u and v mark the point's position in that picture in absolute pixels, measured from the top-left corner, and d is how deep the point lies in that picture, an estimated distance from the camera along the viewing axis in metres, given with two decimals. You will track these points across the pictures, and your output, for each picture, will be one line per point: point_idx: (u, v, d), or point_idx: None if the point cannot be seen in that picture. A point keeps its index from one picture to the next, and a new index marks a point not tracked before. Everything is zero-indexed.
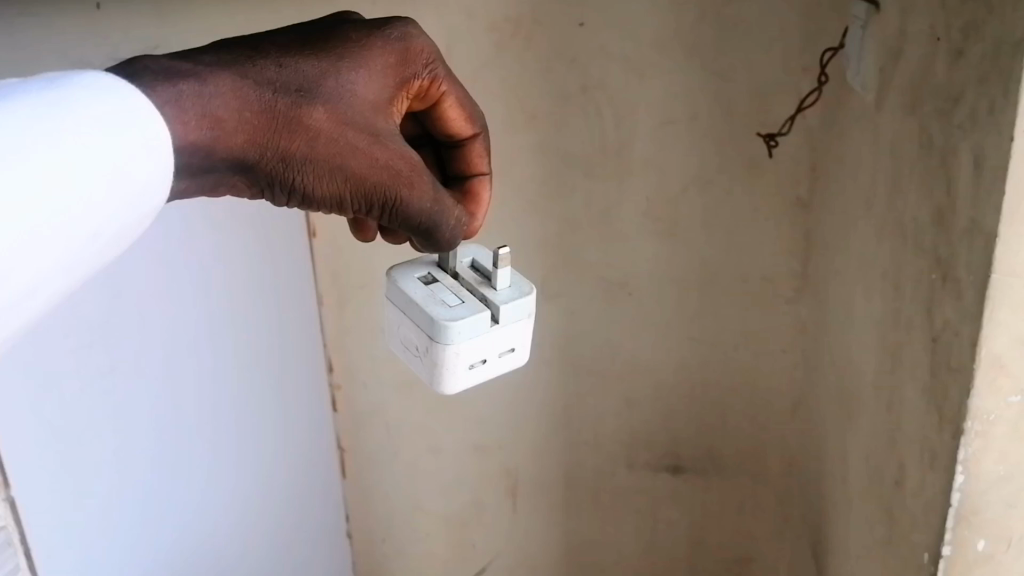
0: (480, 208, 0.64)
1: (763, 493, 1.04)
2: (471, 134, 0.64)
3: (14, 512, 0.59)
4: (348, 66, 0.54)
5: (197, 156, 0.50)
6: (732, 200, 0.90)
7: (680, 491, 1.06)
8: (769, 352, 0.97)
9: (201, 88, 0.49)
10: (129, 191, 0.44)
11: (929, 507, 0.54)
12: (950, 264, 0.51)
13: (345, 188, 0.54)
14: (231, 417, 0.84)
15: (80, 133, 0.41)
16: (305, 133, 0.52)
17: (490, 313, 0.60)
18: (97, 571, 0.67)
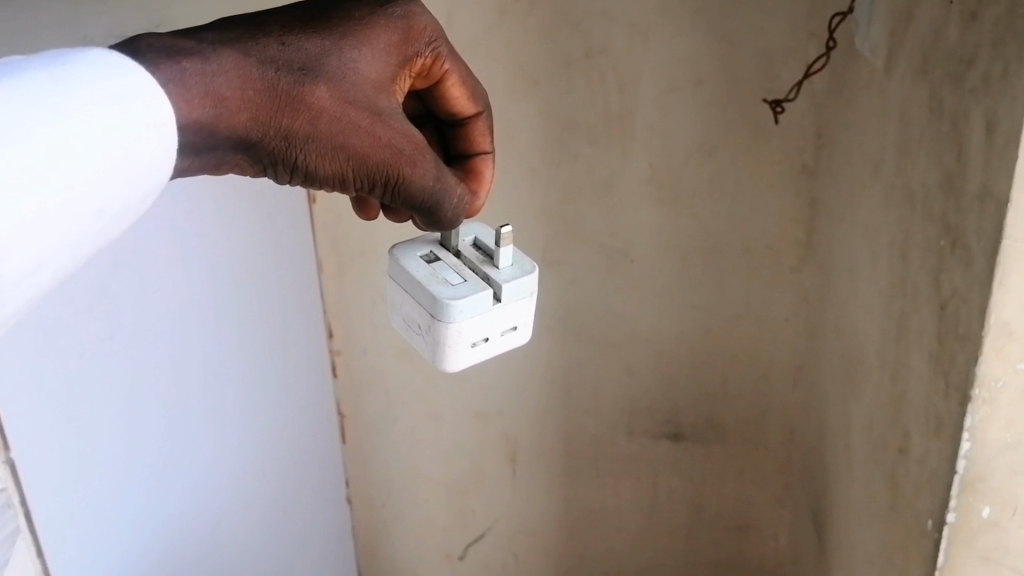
0: (483, 188, 0.63)
1: (763, 460, 1.04)
2: (474, 114, 0.62)
3: (14, 475, 0.58)
4: (351, 44, 0.53)
5: (200, 134, 0.49)
6: (736, 167, 0.89)
7: (680, 459, 1.06)
8: (772, 320, 0.96)
9: (204, 66, 0.48)
10: (131, 170, 0.43)
11: (933, 475, 0.54)
12: (959, 230, 0.51)
13: (348, 167, 0.53)
14: (233, 392, 0.84)
15: (80, 109, 0.40)
16: (307, 111, 0.51)
17: (492, 292, 0.60)
18: (102, 546, 0.67)
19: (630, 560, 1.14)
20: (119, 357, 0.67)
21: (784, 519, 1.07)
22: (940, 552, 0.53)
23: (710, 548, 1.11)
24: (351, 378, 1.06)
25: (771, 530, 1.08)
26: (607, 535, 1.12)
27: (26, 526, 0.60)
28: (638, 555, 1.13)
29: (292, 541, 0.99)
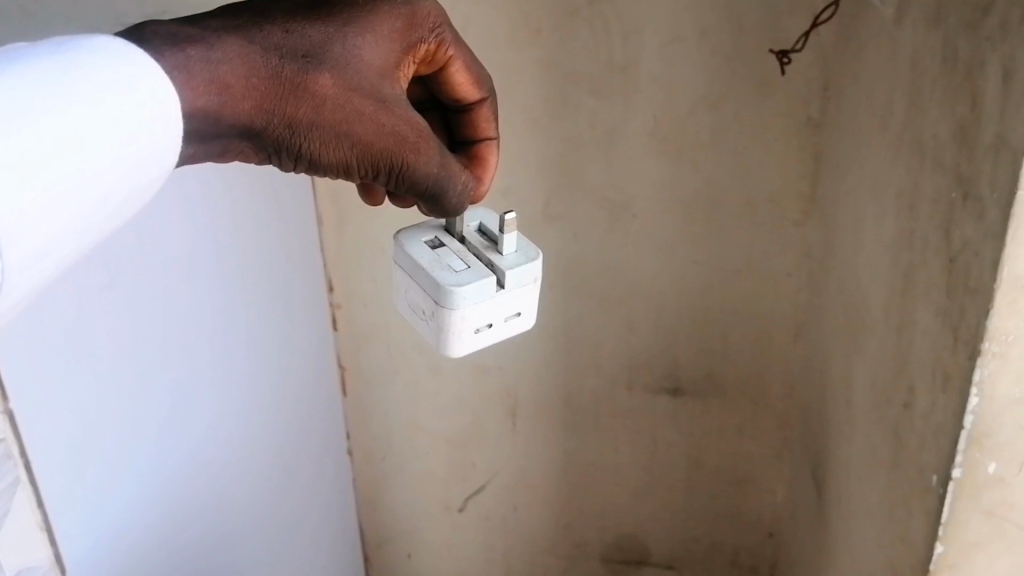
0: (489, 174, 0.62)
1: (762, 416, 1.04)
2: (478, 100, 0.61)
3: (14, 427, 0.54)
4: (355, 30, 0.52)
5: (206, 123, 0.47)
6: (741, 120, 0.88)
7: (680, 413, 1.06)
8: (774, 275, 0.96)
9: (209, 54, 0.47)
10: (134, 160, 0.41)
11: (940, 430, 0.53)
12: (972, 181, 0.49)
13: (352, 155, 0.53)
14: (241, 372, 0.82)
15: (84, 96, 0.38)
16: (312, 100, 0.50)
17: (496, 279, 0.58)
18: (113, 524, 0.65)
19: (629, 514, 1.14)
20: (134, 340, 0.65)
21: (782, 474, 1.07)
22: (945, 508, 0.53)
23: (708, 502, 1.12)
24: (351, 332, 1.06)
25: (769, 483, 1.09)
26: (606, 489, 1.13)
27: (33, 496, 0.56)
28: (637, 508, 1.14)
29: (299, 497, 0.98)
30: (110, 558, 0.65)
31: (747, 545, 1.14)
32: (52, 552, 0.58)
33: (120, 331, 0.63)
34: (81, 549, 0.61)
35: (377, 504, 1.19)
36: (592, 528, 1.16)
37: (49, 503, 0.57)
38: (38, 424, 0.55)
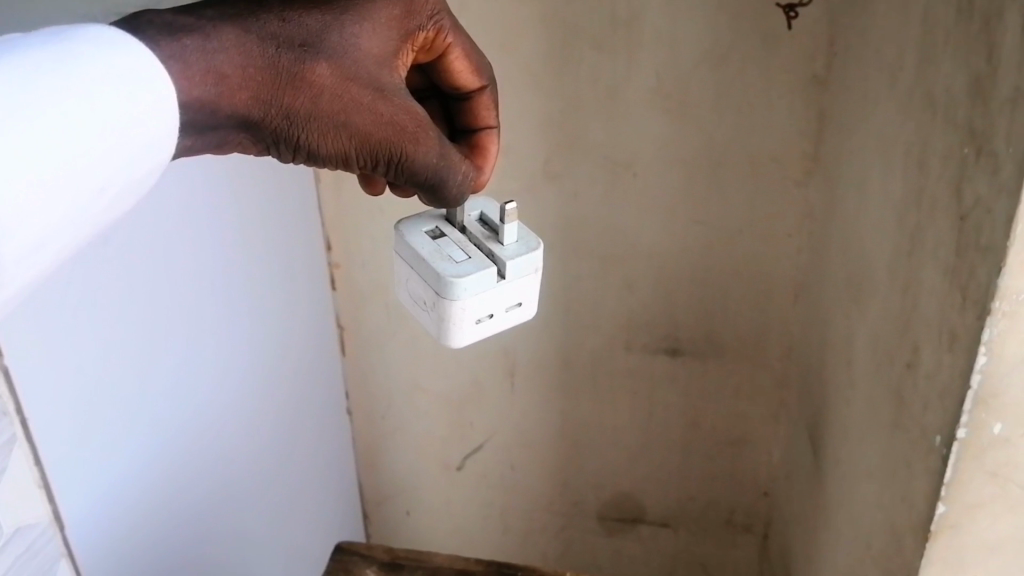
0: (489, 163, 0.62)
1: (760, 376, 1.04)
2: (479, 88, 0.61)
3: (9, 380, 0.52)
4: (352, 19, 0.52)
5: (203, 113, 0.48)
6: (745, 78, 0.86)
7: (678, 374, 1.06)
8: (775, 236, 0.95)
9: (206, 44, 0.47)
10: (133, 150, 0.42)
11: (946, 390, 0.53)
12: (986, 137, 0.48)
13: (350, 145, 0.54)
14: (242, 361, 0.82)
15: (78, 86, 0.39)
16: (309, 90, 0.51)
17: (497, 270, 0.59)
18: (112, 494, 0.64)
19: (626, 474, 1.15)
20: (133, 323, 0.64)
21: (779, 435, 1.08)
22: (947, 469, 0.53)
23: (705, 462, 1.12)
24: (349, 291, 1.05)
25: (766, 444, 1.09)
26: (604, 449, 1.13)
27: (30, 453, 0.54)
28: (634, 468, 1.14)
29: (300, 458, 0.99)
30: (107, 523, 0.64)
31: (742, 504, 1.14)
32: (51, 509, 0.57)
33: (117, 312, 0.62)
34: (81, 511, 0.60)
35: (376, 462, 1.20)
36: (589, 487, 1.17)
37: (46, 460, 0.56)
38: (34, 384, 0.54)
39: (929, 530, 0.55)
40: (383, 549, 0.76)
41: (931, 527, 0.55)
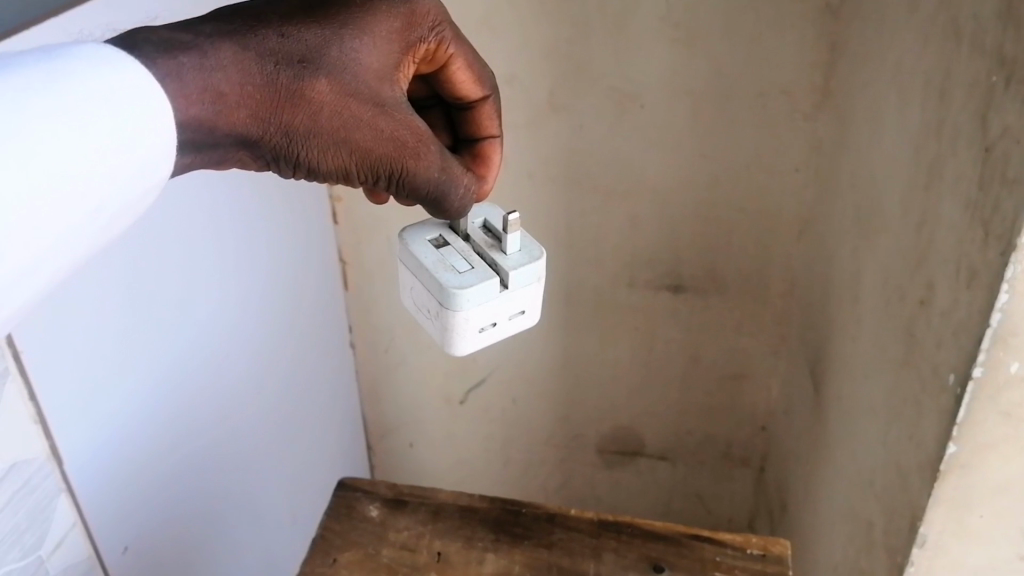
0: (492, 173, 0.62)
1: (762, 311, 1.03)
2: (480, 98, 0.61)
3: (14, 352, 0.49)
4: (352, 32, 0.51)
5: (201, 132, 0.47)
6: (757, 6, 0.83)
7: (679, 310, 1.05)
8: (781, 172, 0.93)
9: (204, 61, 0.46)
10: (112, 180, 0.40)
11: (963, 327, 0.52)
12: (1016, 64, 0.47)
13: (350, 161, 0.53)
14: (259, 362, 0.80)
15: (50, 120, 0.37)
16: (309, 107, 0.50)
17: (498, 281, 0.57)
18: (123, 452, 0.60)
19: (625, 408, 1.15)
20: (151, 309, 0.61)
21: (778, 371, 1.07)
22: (961, 409, 0.52)
23: (704, 397, 1.12)
24: (350, 227, 1.03)
25: (765, 378, 1.09)
26: (604, 383, 1.13)
27: (26, 388, 0.50)
28: (634, 402, 1.14)
29: (315, 413, 0.96)
30: (117, 480, 0.60)
31: (739, 438, 1.15)
32: (46, 445, 0.53)
33: (132, 296, 0.59)
34: (80, 447, 0.56)
35: (379, 397, 1.20)
36: (588, 420, 1.17)
37: (43, 398, 0.52)
38: (36, 334, 0.50)
39: (938, 470, 0.55)
40: (386, 486, 0.71)
41: (941, 467, 0.54)
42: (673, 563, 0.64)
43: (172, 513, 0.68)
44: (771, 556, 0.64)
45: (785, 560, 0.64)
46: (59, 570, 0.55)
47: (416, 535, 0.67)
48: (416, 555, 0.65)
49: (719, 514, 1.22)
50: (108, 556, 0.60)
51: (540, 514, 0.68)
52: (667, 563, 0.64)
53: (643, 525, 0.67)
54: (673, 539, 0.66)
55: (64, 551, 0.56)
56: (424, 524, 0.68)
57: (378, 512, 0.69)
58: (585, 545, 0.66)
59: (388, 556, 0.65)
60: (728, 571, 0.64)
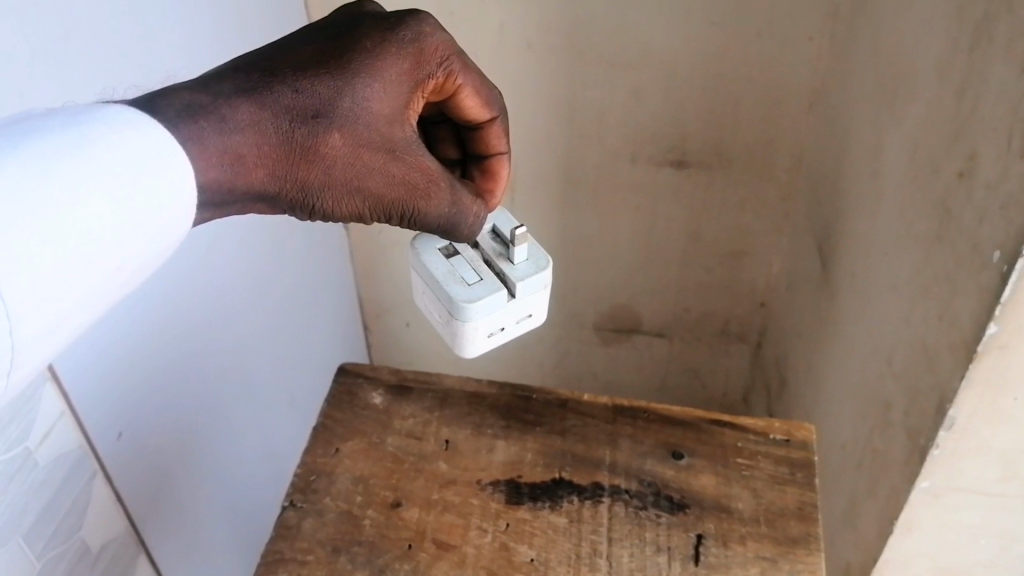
0: (500, 190, 0.61)
1: (767, 187, 0.99)
2: (488, 119, 0.58)
3: (58, 384, 0.51)
4: (365, 79, 0.49)
5: (220, 193, 0.46)
6: None
7: (682, 186, 0.99)
8: (795, 39, 0.85)
9: (222, 124, 0.45)
10: (133, 243, 0.39)
11: (1017, 202, 0.48)
12: None
13: (363, 205, 0.53)
14: (253, 296, 0.76)
15: (50, 185, 0.35)
16: (324, 161, 0.49)
17: (506, 292, 0.58)
18: (115, 343, 0.56)
19: (624, 287, 1.11)
20: None
21: (781, 246, 1.04)
22: (1007, 287, 0.49)
23: (704, 275, 1.08)
24: None
25: (766, 255, 1.05)
26: (603, 263, 1.08)
27: None
28: (632, 282, 1.10)
29: (309, 304, 0.92)
30: (109, 372, 0.56)
31: (737, 316, 1.12)
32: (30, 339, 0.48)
33: None
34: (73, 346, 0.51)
35: (374, 279, 1.15)
36: (586, 300, 1.14)
37: None
38: (77, 356, 0.52)
39: (975, 351, 0.53)
40: (389, 371, 0.68)
41: (979, 348, 0.52)
42: (693, 450, 0.62)
43: (165, 410, 0.64)
44: (795, 442, 0.62)
45: (811, 445, 0.62)
46: (49, 461, 0.51)
47: (423, 422, 0.64)
48: (423, 444, 0.63)
49: (714, 389, 1.22)
50: (99, 442, 0.56)
51: (551, 400, 0.66)
52: (686, 450, 0.62)
53: (660, 411, 0.65)
54: (692, 425, 0.64)
55: (54, 441, 0.52)
56: (431, 412, 0.65)
57: (382, 399, 0.66)
58: (599, 431, 0.63)
59: (393, 444, 0.63)
60: (752, 458, 0.61)
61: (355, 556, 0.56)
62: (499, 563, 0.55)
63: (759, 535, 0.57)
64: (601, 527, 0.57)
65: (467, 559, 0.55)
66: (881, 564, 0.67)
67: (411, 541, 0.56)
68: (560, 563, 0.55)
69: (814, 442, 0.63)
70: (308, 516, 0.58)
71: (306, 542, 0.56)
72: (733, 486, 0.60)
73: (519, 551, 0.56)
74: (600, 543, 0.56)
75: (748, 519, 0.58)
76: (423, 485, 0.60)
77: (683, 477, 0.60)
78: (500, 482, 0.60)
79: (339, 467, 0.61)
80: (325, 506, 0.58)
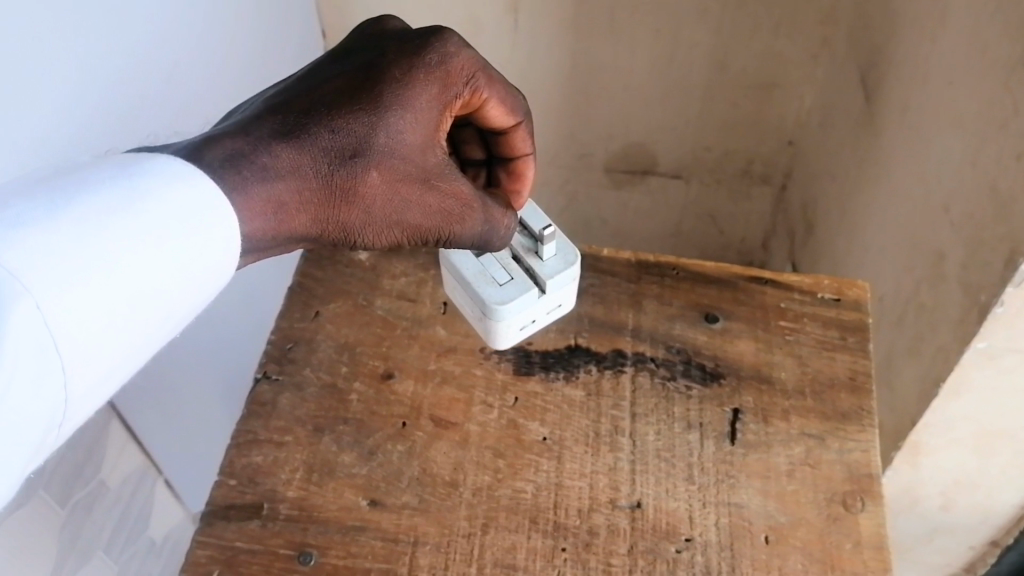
0: (528, 191, 0.54)
1: (806, 7, 0.86)
2: (513, 125, 0.51)
3: None
4: (396, 111, 0.44)
5: (264, 241, 0.42)
6: None
7: (710, 6, 0.86)
8: None
9: (261, 172, 0.41)
10: (182, 293, 0.38)
11: None
12: None
13: (402, 237, 0.48)
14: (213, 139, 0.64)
15: (96, 246, 0.34)
16: (363, 201, 0.45)
17: (538, 289, 0.52)
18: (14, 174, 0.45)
19: (639, 126, 1.00)
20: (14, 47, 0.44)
21: (815, 78, 0.93)
22: None
23: (729, 108, 0.97)
24: None
25: (798, 87, 0.94)
26: (615, 97, 0.96)
27: None
28: (649, 120, 0.99)
29: None
30: None
31: (762, 154, 1.03)
32: None
33: None
34: None
35: None
36: (598, 138, 1.02)
37: None
38: None
39: None
40: None
41: None
42: (728, 312, 0.56)
43: None
44: (846, 302, 0.56)
45: (865, 306, 0.56)
46: None
47: (417, 281, 0.58)
48: (418, 307, 0.57)
49: (731, 236, 1.14)
50: None
51: None
52: (720, 313, 0.56)
53: (689, 267, 0.58)
54: (728, 284, 0.57)
55: None
56: (426, 270, 0.58)
57: (369, 255, 0.59)
58: (622, 292, 0.57)
59: (383, 307, 0.57)
60: (796, 320, 0.55)
61: (340, 437, 0.51)
62: (507, 443, 0.51)
63: (804, 409, 0.52)
64: (623, 401, 0.52)
65: (470, 439, 0.51)
66: (918, 428, 0.63)
67: (406, 418, 0.52)
68: (576, 442, 0.51)
69: (866, 302, 0.56)
70: (284, 391, 0.53)
71: (283, 420, 0.52)
72: (775, 353, 0.54)
73: (529, 429, 0.51)
74: (622, 419, 0.52)
75: (792, 392, 0.52)
76: (418, 354, 0.55)
77: (716, 343, 0.55)
78: (506, 351, 0.55)
79: (320, 332, 0.56)
80: (305, 379, 0.54)
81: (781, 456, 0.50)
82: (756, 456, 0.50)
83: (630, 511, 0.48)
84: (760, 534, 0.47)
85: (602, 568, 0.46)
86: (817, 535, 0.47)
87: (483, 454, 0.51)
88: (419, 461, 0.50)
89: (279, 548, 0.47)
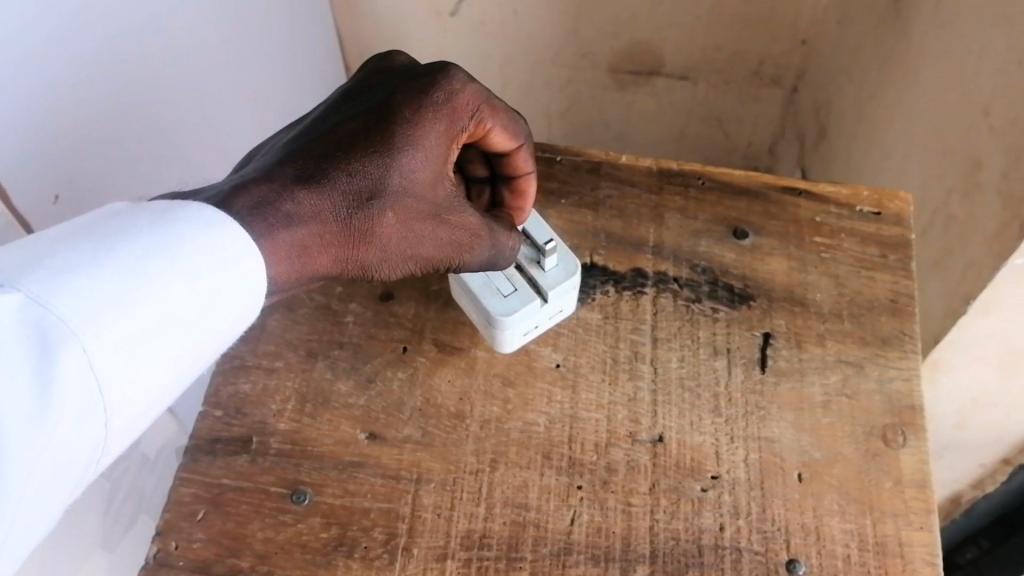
0: (530, 207, 0.49)
1: None
2: (514, 149, 0.47)
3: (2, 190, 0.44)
4: (408, 150, 0.41)
5: (284, 288, 0.40)
6: None
7: None
8: None
9: (279, 219, 0.38)
10: (221, 334, 0.38)
11: None
12: None
13: (416, 270, 0.45)
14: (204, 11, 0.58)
15: (135, 298, 0.34)
16: (379, 243, 0.42)
17: (541, 299, 0.47)
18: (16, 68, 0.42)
19: (646, 20, 0.93)
20: None
21: None
22: None
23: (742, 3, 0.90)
24: None
25: None
26: None
27: None
28: (656, 14, 0.92)
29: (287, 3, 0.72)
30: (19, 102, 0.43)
31: (774, 55, 0.96)
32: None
33: None
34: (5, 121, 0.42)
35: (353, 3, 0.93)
36: (602, 34, 0.95)
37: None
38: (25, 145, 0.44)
39: None
40: None
41: None
42: (758, 227, 0.52)
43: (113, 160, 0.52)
44: (887, 216, 0.52)
45: (907, 220, 0.52)
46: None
47: None
48: None
49: (738, 139, 1.07)
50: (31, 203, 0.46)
51: (580, 166, 0.55)
52: (750, 228, 0.52)
53: (716, 176, 0.54)
54: (758, 196, 0.53)
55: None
56: None
57: None
58: (642, 205, 0.53)
59: None
60: (833, 237, 0.51)
61: (336, 363, 0.49)
62: (516, 371, 0.48)
63: (839, 334, 0.49)
64: (644, 325, 0.49)
65: (477, 366, 0.48)
66: (941, 346, 0.60)
67: (407, 343, 0.49)
68: (592, 370, 0.48)
69: (909, 215, 0.53)
70: (274, 312, 0.50)
71: (272, 345, 0.49)
72: (808, 273, 0.50)
73: (540, 355, 0.49)
74: (642, 345, 0.49)
75: (827, 315, 0.49)
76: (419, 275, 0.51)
77: (745, 261, 0.51)
78: None
79: None
80: (297, 300, 0.51)
81: (815, 386, 0.47)
82: (788, 386, 0.47)
83: (651, 446, 0.46)
84: (793, 472, 0.45)
85: (620, 508, 0.44)
86: (855, 473, 0.45)
87: (491, 383, 0.48)
88: (422, 390, 0.48)
89: (271, 486, 0.45)
